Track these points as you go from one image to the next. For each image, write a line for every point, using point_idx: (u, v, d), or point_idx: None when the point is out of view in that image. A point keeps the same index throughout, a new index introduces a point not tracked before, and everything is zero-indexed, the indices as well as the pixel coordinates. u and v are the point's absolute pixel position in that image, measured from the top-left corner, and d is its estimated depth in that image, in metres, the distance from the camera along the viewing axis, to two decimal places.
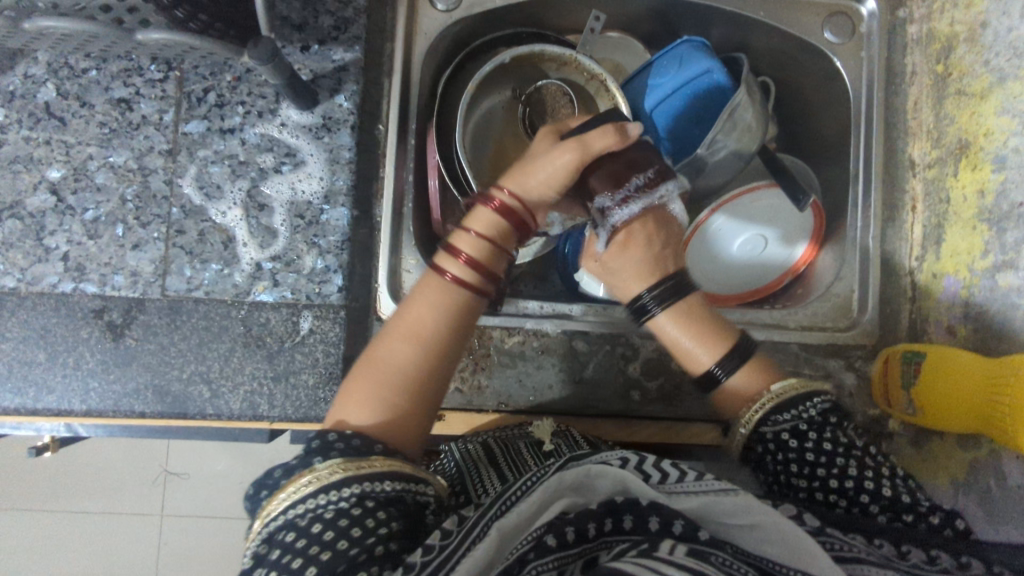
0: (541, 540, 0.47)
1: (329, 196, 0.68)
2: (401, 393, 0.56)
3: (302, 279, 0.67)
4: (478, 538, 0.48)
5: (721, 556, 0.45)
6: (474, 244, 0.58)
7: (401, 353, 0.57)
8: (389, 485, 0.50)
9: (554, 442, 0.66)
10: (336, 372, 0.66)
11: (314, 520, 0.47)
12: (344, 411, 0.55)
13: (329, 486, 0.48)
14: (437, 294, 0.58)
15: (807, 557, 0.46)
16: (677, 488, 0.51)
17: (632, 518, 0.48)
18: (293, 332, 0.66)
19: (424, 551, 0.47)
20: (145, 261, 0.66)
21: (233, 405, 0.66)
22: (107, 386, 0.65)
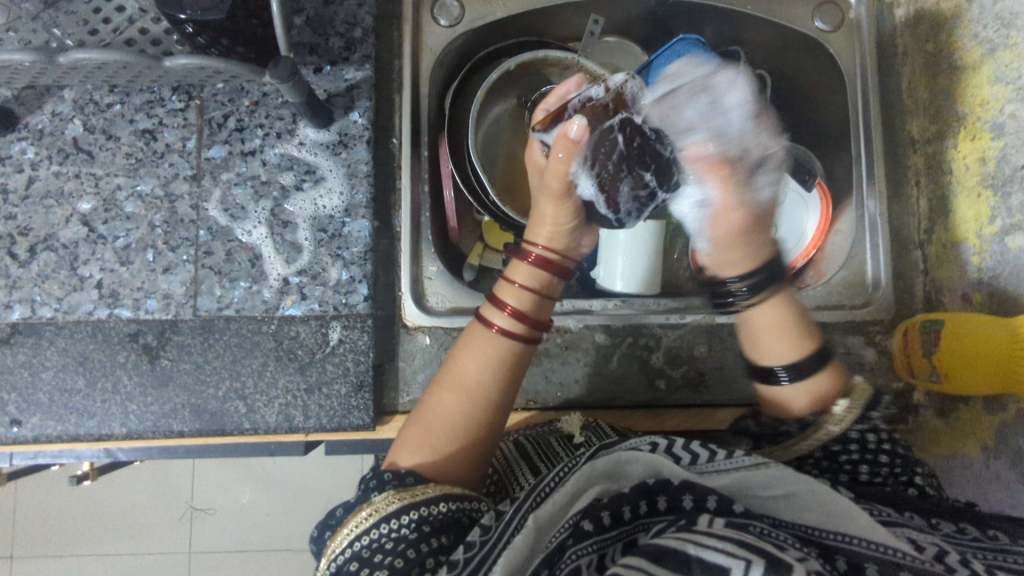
0: (578, 525, 0.47)
1: (350, 209, 0.70)
2: (454, 443, 0.58)
3: (329, 291, 0.69)
4: (518, 527, 0.48)
5: (760, 527, 0.44)
6: (514, 294, 0.62)
7: (449, 402, 0.59)
8: (444, 507, 0.51)
9: (584, 434, 0.67)
10: (367, 380, 0.68)
11: (375, 550, 0.48)
12: (397, 452, 0.59)
13: (387, 515, 0.49)
14: (484, 347, 0.60)
15: (846, 521, 0.46)
16: (709, 469, 0.52)
17: (667, 498, 0.49)
18: (323, 343, 0.68)
19: (467, 546, 0.47)
20: (176, 283, 0.68)
21: (268, 418, 0.67)
22: (146, 408, 0.67)
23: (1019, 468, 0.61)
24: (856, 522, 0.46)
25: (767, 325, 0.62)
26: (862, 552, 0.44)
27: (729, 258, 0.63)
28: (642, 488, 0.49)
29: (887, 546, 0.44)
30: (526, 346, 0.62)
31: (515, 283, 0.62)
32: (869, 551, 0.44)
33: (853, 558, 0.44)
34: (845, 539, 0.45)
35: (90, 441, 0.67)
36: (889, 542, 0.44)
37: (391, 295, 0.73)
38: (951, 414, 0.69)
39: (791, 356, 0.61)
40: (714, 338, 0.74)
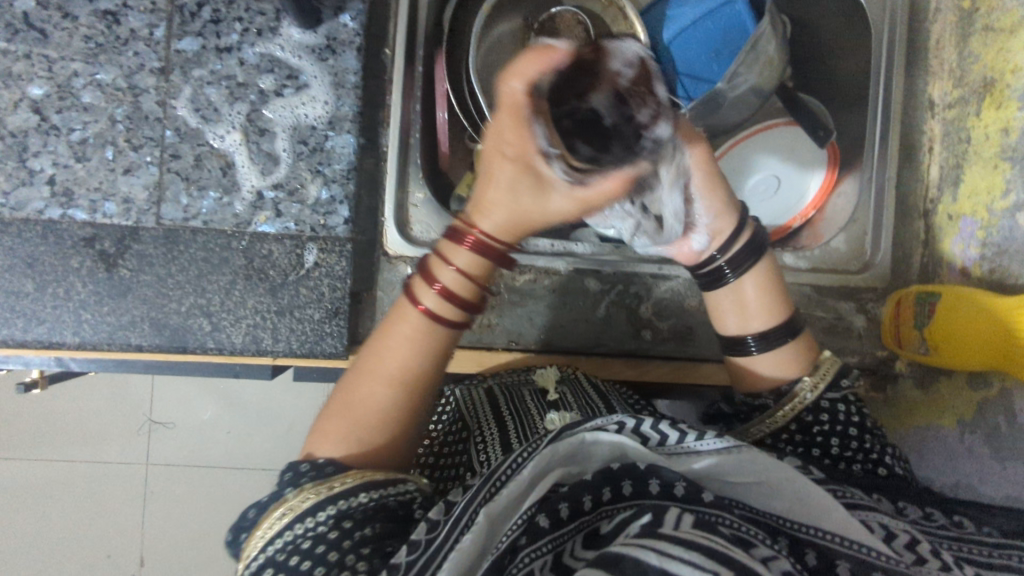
0: (533, 521, 0.43)
1: (334, 121, 0.64)
2: (382, 434, 0.53)
3: (306, 209, 0.64)
4: (467, 526, 0.44)
5: (727, 519, 0.42)
6: (457, 282, 0.52)
7: (378, 394, 0.53)
8: (366, 497, 0.47)
9: (559, 391, 0.65)
10: (342, 307, 0.64)
11: (291, 551, 0.44)
12: (317, 443, 0.53)
13: (303, 515, 0.45)
14: (414, 333, 0.53)
15: (818, 513, 0.45)
16: (677, 449, 0.48)
17: (631, 484, 0.45)
18: (297, 265, 0.64)
19: (410, 548, 0.43)
20: (139, 186, 0.62)
21: (234, 339, 0.64)
22: (101, 319, 0.62)
23: (995, 443, 0.61)
24: (829, 514, 0.44)
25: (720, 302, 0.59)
26: (833, 548, 0.43)
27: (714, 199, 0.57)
28: (607, 475, 0.46)
29: (861, 544, 0.43)
30: (459, 326, 0.54)
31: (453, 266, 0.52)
32: (841, 548, 0.43)
33: (822, 554, 0.43)
34: (816, 532, 0.44)
35: (39, 349, 0.62)
36: (862, 541, 0.43)
37: (372, 219, 0.68)
38: (930, 386, 0.69)
39: (764, 323, 0.57)
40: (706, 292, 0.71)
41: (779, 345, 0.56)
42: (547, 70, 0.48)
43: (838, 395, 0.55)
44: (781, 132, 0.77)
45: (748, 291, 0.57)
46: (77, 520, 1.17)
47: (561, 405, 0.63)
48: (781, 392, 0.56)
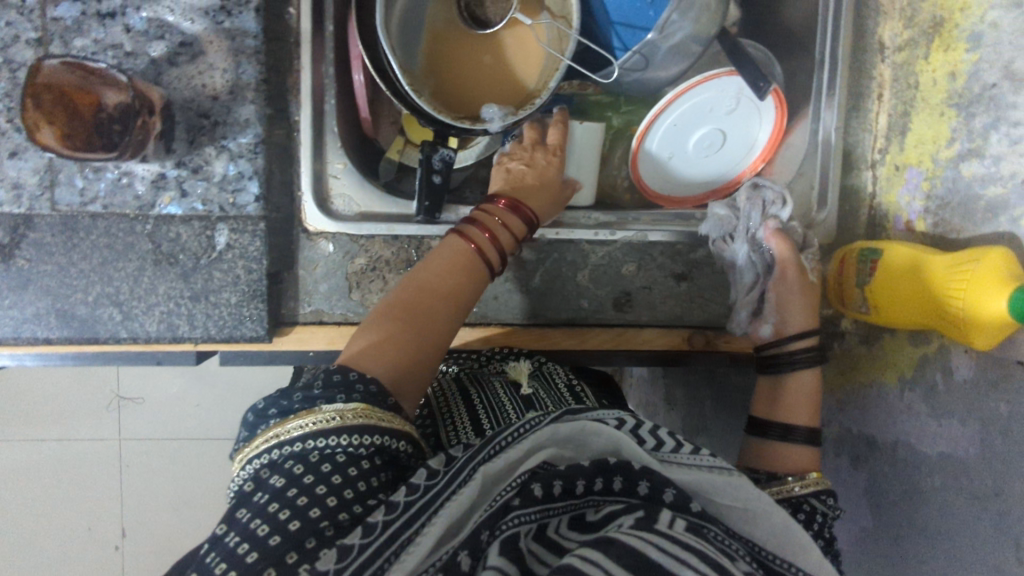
0: (526, 488, 0.40)
1: (236, 90, 0.60)
2: (432, 354, 0.51)
3: (213, 188, 0.60)
4: (464, 483, 0.40)
5: (715, 531, 0.40)
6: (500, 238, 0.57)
7: (436, 315, 0.52)
8: (400, 444, 0.43)
9: (531, 387, 0.61)
10: (261, 289, 0.61)
11: (326, 458, 0.40)
12: (371, 356, 0.48)
13: (340, 429, 0.41)
14: (471, 264, 0.55)
15: (796, 548, 0.42)
16: (673, 457, 0.44)
17: (623, 478, 0.41)
18: (208, 248, 0.61)
19: (410, 489, 0.39)
20: (28, 170, 0.58)
21: (149, 327, 0.61)
22: (3, 312, 0.59)
23: (931, 402, 0.59)
24: (806, 555, 0.42)
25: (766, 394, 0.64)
26: None
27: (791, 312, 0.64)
28: (602, 464, 0.41)
29: None
30: (493, 274, 0.57)
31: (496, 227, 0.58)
32: None
33: None
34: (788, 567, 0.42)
35: None
36: None
37: (290, 195, 0.64)
38: (875, 343, 0.67)
39: (804, 420, 0.61)
40: (645, 255, 0.69)
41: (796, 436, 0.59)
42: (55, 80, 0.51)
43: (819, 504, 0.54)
44: (723, 83, 0.68)
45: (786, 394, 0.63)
46: (38, 502, 1.15)
47: (535, 403, 0.59)
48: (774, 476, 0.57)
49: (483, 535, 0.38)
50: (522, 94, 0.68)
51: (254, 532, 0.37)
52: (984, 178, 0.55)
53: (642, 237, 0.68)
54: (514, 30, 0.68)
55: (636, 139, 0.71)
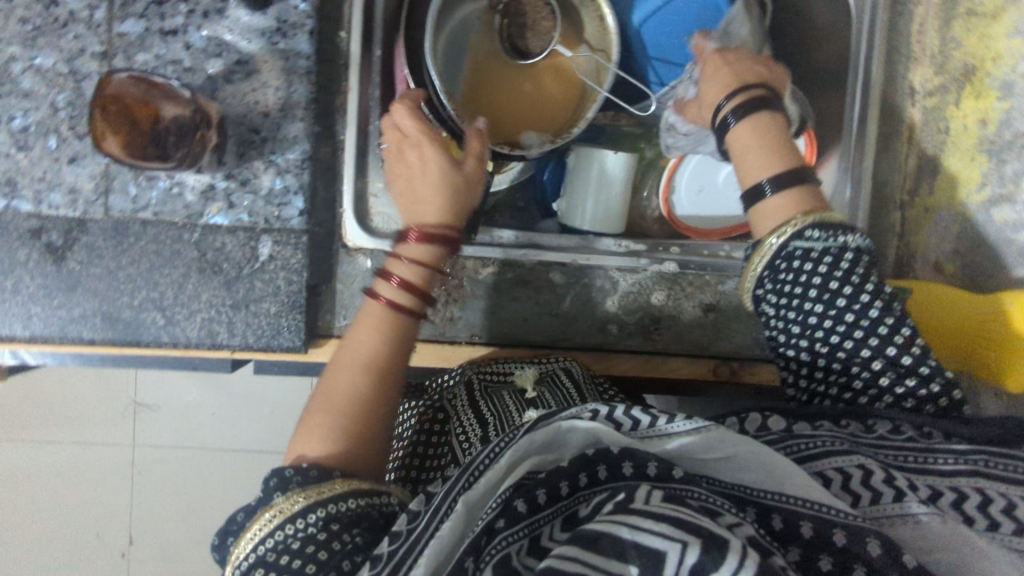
0: (510, 505, 0.42)
1: (286, 108, 0.62)
2: (358, 425, 0.51)
3: (260, 201, 0.62)
4: (444, 514, 0.43)
5: (698, 494, 0.42)
6: (410, 271, 0.55)
7: (354, 385, 0.52)
8: (353, 502, 0.46)
9: (537, 390, 0.64)
10: (300, 301, 0.63)
11: (284, 552, 0.43)
12: (304, 448, 0.50)
13: (291, 516, 0.44)
14: (376, 319, 0.54)
15: (777, 479, 0.43)
16: (653, 432, 0.46)
17: (606, 467, 0.44)
18: (252, 258, 0.62)
19: (393, 537, 0.42)
20: (85, 176, 0.61)
21: (189, 333, 0.63)
22: (51, 312, 0.61)
23: None
24: (790, 478, 0.43)
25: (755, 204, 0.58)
26: (797, 511, 0.42)
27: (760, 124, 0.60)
28: (584, 460, 0.44)
29: (819, 503, 0.41)
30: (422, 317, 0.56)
31: (404, 261, 0.56)
32: (803, 509, 0.41)
33: (787, 518, 0.41)
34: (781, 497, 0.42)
35: None
36: (822, 498, 0.41)
37: (331, 210, 0.66)
38: None
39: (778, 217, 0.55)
40: (674, 285, 0.70)
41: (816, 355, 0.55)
42: (123, 92, 0.55)
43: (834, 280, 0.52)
44: None
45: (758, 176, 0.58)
46: (56, 500, 1.18)
47: (538, 401, 0.62)
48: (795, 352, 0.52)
49: (469, 562, 0.41)
50: (558, 123, 0.70)
51: None
52: (1019, 223, 0.60)
53: (672, 267, 0.69)
54: (554, 62, 0.71)
55: (669, 169, 0.72)
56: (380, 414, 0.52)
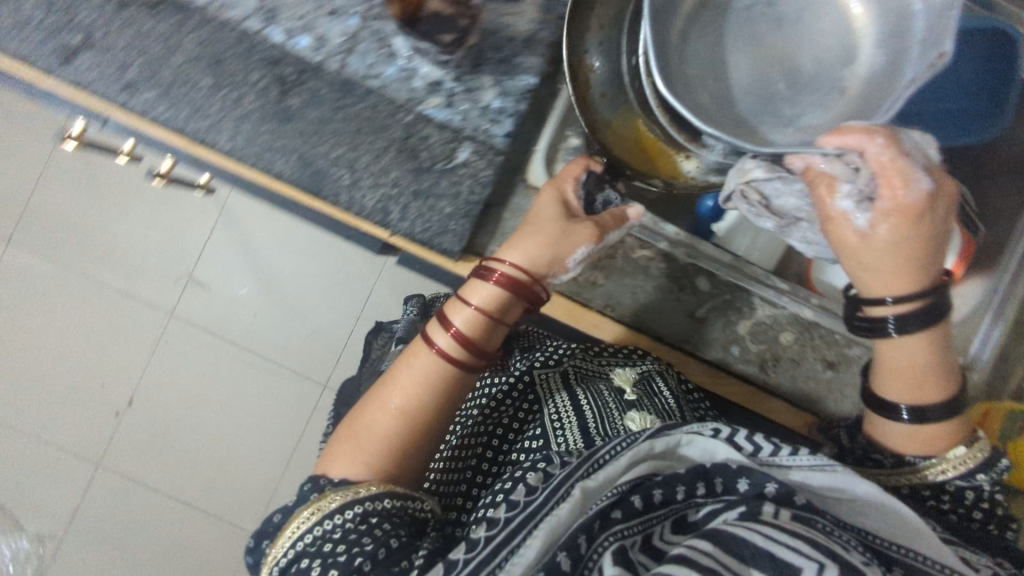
0: (629, 500, 0.56)
1: (530, 42, 0.67)
2: (382, 457, 0.62)
3: (476, 111, 0.66)
4: (564, 496, 0.57)
5: (823, 523, 0.53)
6: (469, 318, 0.64)
7: (382, 420, 0.64)
8: (388, 503, 0.59)
9: (636, 392, 0.76)
10: (475, 211, 0.66)
11: (325, 543, 0.56)
12: (326, 466, 0.63)
13: (332, 511, 0.58)
14: (427, 369, 0.64)
15: (911, 535, 0.54)
16: (771, 460, 0.57)
17: (722, 480, 0.57)
18: (449, 158, 0.65)
19: (512, 505, 0.57)
20: (336, 31, 0.65)
21: (367, 201, 0.65)
22: (256, 132, 0.64)
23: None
24: (920, 541, 0.54)
25: (901, 365, 0.62)
26: (925, 569, 0.54)
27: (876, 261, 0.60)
28: (699, 473, 0.58)
29: (928, 557, 0.54)
30: (468, 372, 0.64)
31: (470, 304, 0.64)
32: (924, 566, 0.54)
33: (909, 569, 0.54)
34: (909, 552, 0.55)
35: (188, 142, 0.64)
36: (934, 555, 0.54)
37: (525, 145, 0.70)
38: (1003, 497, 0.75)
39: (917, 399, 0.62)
40: (805, 333, 0.72)
41: (941, 413, 0.61)
42: None
43: (971, 483, 0.61)
44: None
45: (899, 349, 0.62)
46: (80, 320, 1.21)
47: (637, 404, 0.74)
48: (904, 460, 0.63)
49: (581, 539, 0.53)
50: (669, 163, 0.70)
51: (321, 550, 0.56)
52: None
53: (807, 314, 0.72)
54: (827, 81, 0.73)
55: None
56: (405, 446, 0.63)
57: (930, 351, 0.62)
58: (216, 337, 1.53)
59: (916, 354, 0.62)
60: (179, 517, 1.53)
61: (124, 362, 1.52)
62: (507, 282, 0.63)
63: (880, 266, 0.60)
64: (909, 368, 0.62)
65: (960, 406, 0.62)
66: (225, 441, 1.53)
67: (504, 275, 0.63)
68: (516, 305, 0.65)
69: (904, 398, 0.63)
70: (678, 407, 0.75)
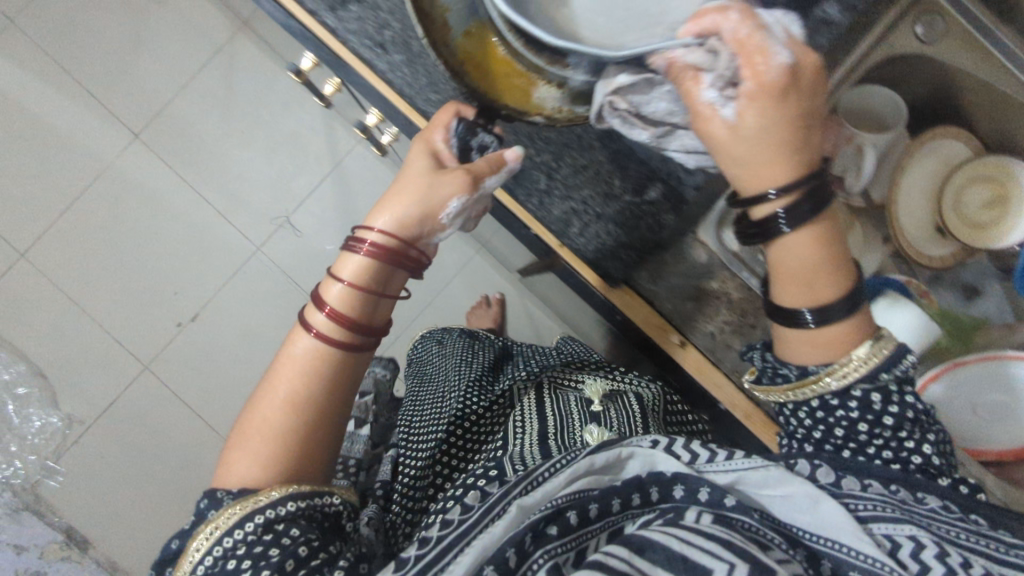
0: (564, 515, 0.55)
1: None
2: (285, 452, 0.61)
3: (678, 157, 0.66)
4: (500, 513, 0.56)
5: (746, 523, 0.52)
6: (348, 296, 0.63)
7: (279, 415, 0.62)
8: (303, 500, 0.60)
9: (602, 404, 0.89)
10: (647, 246, 0.71)
11: (240, 546, 0.56)
12: (225, 475, 0.62)
13: (257, 506, 0.57)
14: (314, 354, 0.63)
15: (832, 529, 0.52)
16: (710, 464, 0.58)
17: (659, 490, 0.57)
18: (638, 192, 0.68)
19: (462, 511, 0.57)
20: None
21: (553, 210, 0.72)
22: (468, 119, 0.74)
23: None
24: (845, 534, 0.52)
25: (793, 270, 0.56)
26: (852, 561, 0.51)
27: (760, 160, 0.54)
28: (638, 482, 0.57)
29: (871, 557, 0.50)
30: (367, 346, 0.65)
31: (343, 280, 0.63)
32: (855, 561, 0.51)
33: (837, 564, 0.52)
34: (833, 545, 0.52)
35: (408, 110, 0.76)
36: (868, 553, 0.50)
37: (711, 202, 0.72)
38: None
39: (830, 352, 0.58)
40: None
41: (837, 320, 0.57)
42: None
43: (874, 384, 0.57)
44: None
45: (793, 261, 0.56)
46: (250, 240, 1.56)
47: (601, 415, 0.87)
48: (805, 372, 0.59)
49: (514, 551, 0.52)
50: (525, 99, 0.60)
51: (229, 563, 0.56)
52: None
53: None
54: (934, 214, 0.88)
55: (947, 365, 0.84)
56: (293, 411, 0.62)
57: (818, 258, 0.56)
58: (292, 281, 1.57)
59: (795, 270, 0.56)
60: (207, 441, 1.56)
61: (201, 277, 1.55)
62: (384, 247, 0.63)
63: (801, 280, 0.56)
64: (807, 275, 0.56)
65: (860, 300, 0.57)
66: None
67: (370, 252, 0.62)
68: (393, 274, 0.65)
69: (805, 307, 0.57)
70: (639, 415, 0.88)
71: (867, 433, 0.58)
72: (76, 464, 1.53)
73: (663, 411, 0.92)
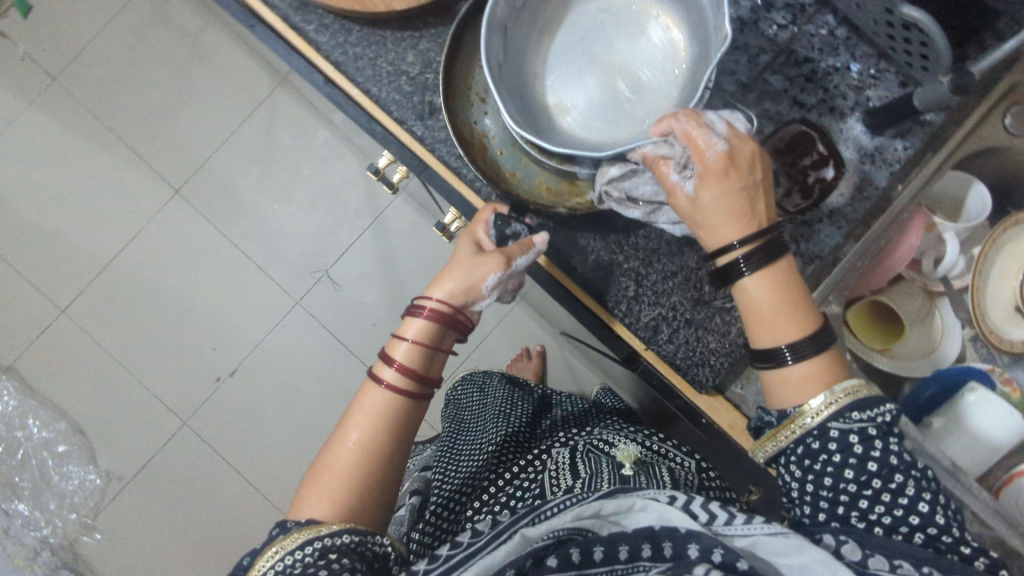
0: (568, 554, 0.56)
1: (834, 213, 0.71)
2: (348, 490, 0.62)
3: None
4: (507, 538, 0.56)
5: None
6: (408, 352, 0.67)
7: (348, 452, 0.63)
8: (350, 538, 0.58)
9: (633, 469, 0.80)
10: (736, 354, 0.69)
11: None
12: (299, 509, 0.62)
13: (314, 536, 0.58)
14: (380, 405, 0.65)
15: None
16: (724, 528, 0.57)
17: (671, 545, 0.56)
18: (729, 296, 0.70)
19: (453, 544, 0.56)
20: None
21: (641, 316, 0.70)
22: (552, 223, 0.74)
23: None
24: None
25: (768, 309, 0.61)
26: None
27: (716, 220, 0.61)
28: (650, 532, 0.57)
29: None
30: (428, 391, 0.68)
31: (406, 339, 0.67)
32: None
33: None
34: None
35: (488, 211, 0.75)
36: None
37: None
38: None
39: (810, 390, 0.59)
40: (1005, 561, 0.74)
41: (808, 355, 0.59)
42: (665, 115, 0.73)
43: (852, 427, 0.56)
44: None
45: (766, 309, 0.61)
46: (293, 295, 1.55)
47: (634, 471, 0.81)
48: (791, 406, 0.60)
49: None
50: (566, 190, 0.71)
51: None
52: None
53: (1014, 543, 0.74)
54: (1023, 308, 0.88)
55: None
56: (358, 451, 0.63)
57: (773, 292, 0.60)
58: (332, 335, 1.55)
59: (754, 308, 0.61)
60: (240, 499, 1.52)
61: (242, 331, 1.55)
62: (438, 311, 0.67)
63: (764, 319, 0.60)
64: (766, 319, 0.60)
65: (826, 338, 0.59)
66: (308, 438, 1.53)
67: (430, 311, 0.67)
68: (448, 330, 0.69)
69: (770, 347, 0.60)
70: (669, 477, 0.82)
71: (854, 480, 0.56)
72: (111, 521, 1.51)
73: (697, 484, 0.86)
